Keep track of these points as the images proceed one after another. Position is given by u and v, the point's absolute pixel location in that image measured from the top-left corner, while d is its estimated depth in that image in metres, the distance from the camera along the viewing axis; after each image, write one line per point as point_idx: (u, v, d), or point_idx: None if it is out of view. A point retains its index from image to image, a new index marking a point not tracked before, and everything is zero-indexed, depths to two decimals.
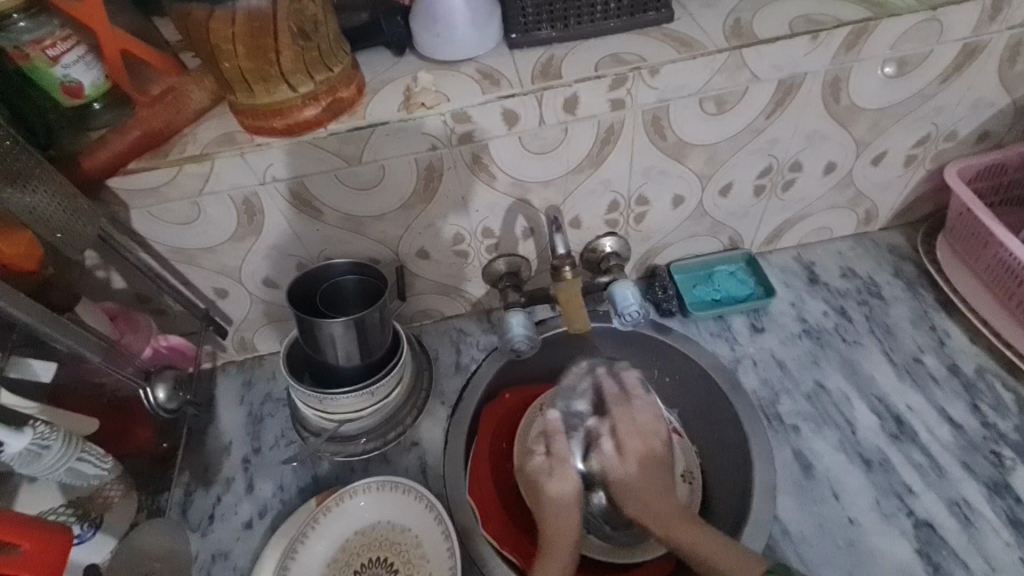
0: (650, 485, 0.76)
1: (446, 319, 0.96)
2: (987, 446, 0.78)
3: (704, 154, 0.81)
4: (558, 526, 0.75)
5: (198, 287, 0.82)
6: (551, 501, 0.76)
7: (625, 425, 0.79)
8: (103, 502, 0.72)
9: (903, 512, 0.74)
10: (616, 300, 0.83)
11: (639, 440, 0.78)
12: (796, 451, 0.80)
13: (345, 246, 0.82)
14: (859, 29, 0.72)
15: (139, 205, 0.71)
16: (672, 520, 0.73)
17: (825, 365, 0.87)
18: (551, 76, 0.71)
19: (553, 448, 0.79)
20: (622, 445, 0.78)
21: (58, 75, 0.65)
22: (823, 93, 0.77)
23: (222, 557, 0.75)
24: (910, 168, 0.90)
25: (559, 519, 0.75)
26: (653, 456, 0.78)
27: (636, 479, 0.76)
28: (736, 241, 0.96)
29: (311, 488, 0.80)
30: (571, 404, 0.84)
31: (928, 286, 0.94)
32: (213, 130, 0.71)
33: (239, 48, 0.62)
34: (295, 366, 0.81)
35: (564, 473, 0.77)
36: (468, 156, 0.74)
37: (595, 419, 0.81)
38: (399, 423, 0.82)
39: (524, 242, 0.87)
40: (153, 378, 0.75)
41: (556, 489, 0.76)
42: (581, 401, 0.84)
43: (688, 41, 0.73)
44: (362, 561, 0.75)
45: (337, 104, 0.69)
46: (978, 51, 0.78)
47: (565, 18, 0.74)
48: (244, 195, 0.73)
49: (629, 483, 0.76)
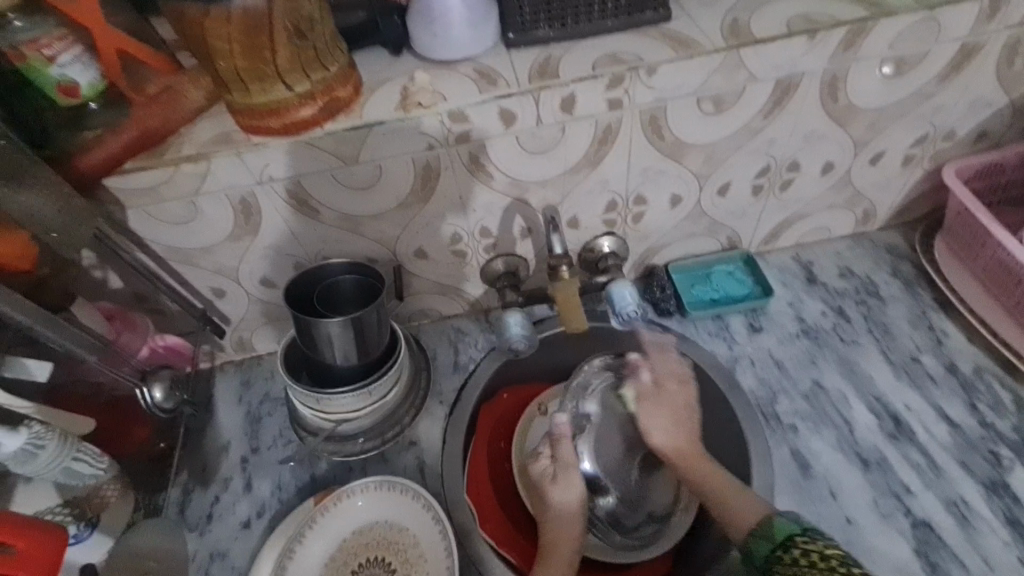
0: (673, 420, 0.82)
1: (444, 318, 0.96)
2: (985, 445, 0.78)
3: (702, 154, 0.81)
4: (560, 531, 0.76)
5: (195, 287, 0.82)
6: (555, 508, 0.78)
7: (660, 366, 0.86)
8: (100, 502, 0.72)
9: (901, 511, 0.74)
10: (613, 300, 0.83)
11: (669, 383, 0.84)
12: (793, 451, 0.80)
13: (343, 245, 0.82)
14: (856, 29, 0.72)
15: (135, 204, 0.71)
16: (694, 451, 0.80)
17: (823, 365, 0.87)
18: (548, 76, 0.71)
19: (558, 453, 0.82)
20: (659, 381, 0.85)
21: (54, 75, 0.64)
22: (821, 93, 0.77)
23: (220, 557, 0.75)
24: (908, 167, 0.90)
25: (563, 525, 0.77)
26: (683, 395, 0.83)
27: (660, 412, 0.83)
28: (734, 241, 0.95)
29: (308, 487, 0.80)
30: (581, 405, 0.87)
31: (926, 285, 0.94)
32: (210, 130, 0.71)
33: (234, 47, 0.62)
34: (293, 366, 0.81)
35: (569, 478, 0.79)
36: (466, 156, 0.74)
37: (636, 353, 0.88)
38: (397, 422, 0.82)
39: (522, 242, 0.87)
40: (149, 378, 0.75)
41: (559, 494, 0.79)
42: (590, 402, 0.88)
43: (685, 41, 0.73)
44: (360, 560, 0.76)
45: (333, 103, 0.69)
46: (976, 50, 0.77)
47: (562, 17, 0.74)
48: (241, 194, 0.73)
49: (654, 419, 0.83)
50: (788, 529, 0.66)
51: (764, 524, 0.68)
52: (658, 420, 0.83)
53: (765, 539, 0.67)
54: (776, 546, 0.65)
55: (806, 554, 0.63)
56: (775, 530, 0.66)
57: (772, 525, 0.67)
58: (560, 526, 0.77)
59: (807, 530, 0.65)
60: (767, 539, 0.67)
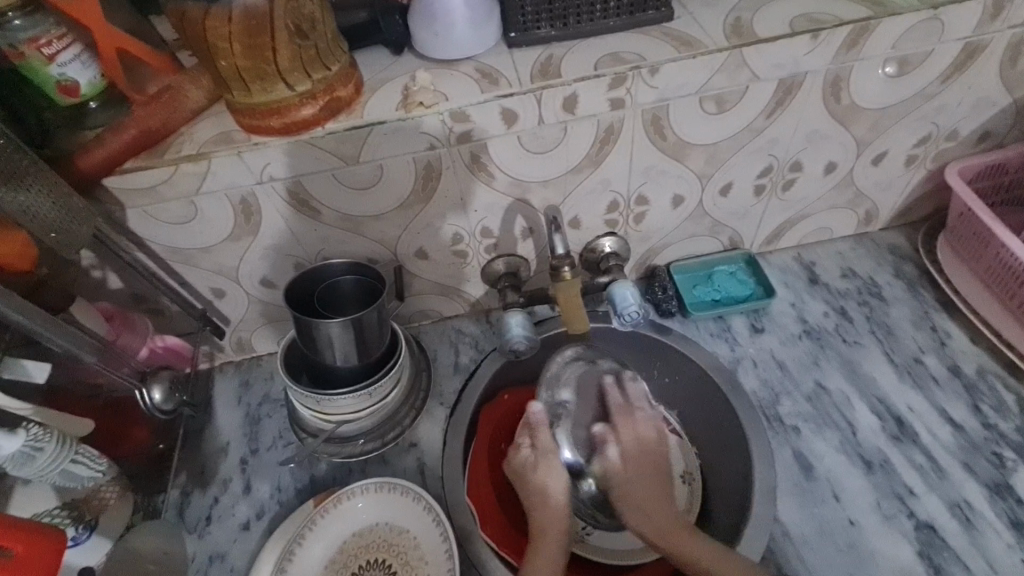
0: (650, 490, 0.75)
1: (444, 319, 0.95)
2: (988, 447, 0.78)
3: (704, 154, 0.80)
4: (547, 521, 0.73)
5: (194, 287, 0.82)
6: (538, 498, 0.75)
7: (628, 437, 0.77)
8: (99, 504, 0.71)
9: (904, 513, 0.74)
10: (615, 301, 0.82)
11: (648, 455, 0.77)
12: (796, 452, 0.79)
13: (344, 246, 0.81)
14: (860, 29, 0.72)
15: (135, 204, 0.71)
16: (676, 528, 0.72)
17: (826, 366, 0.86)
18: (549, 75, 0.71)
19: (537, 439, 0.78)
20: (628, 458, 0.76)
21: (53, 74, 0.64)
22: (824, 93, 0.77)
23: (219, 559, 0.75)
24: (911, 168, 0.90)
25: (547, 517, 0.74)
26: (659, 468, 0.77)
27: (638, 490, 0.75)
28: (736, 241, 0.95)
29: (308, 489, 0.80)
30: (556, 394, 0.82)
31: (929, 286, 0.93)
32: (210, 129, 0.70)
33: (236, 46, 0.61)
34: (293, 367, 0.80)
35: (549, 467, 0.76)
36: (467, 156, 0.74)
37: (601, 425, 0.79)
38: (397, 423, 0.81)
39: (523, 242, 0.86)
40: (148, 379, 0.75)
41: (544, 484, 0.75)
42: (565, 389, 0.83)
43: (687, 40, 0.72)
44: (360, 562, 0.75)
45: (334, 103, 0.69)
46: (979, 50, 0.77)
47: (564, 16, 0.74)
48: (241, 194, 0.72)
49: (633, 495, 0.75)
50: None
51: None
52: (637, 502, 0.74)
53: None
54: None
55: None
56: None
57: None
58: (546, 515, 0.74)
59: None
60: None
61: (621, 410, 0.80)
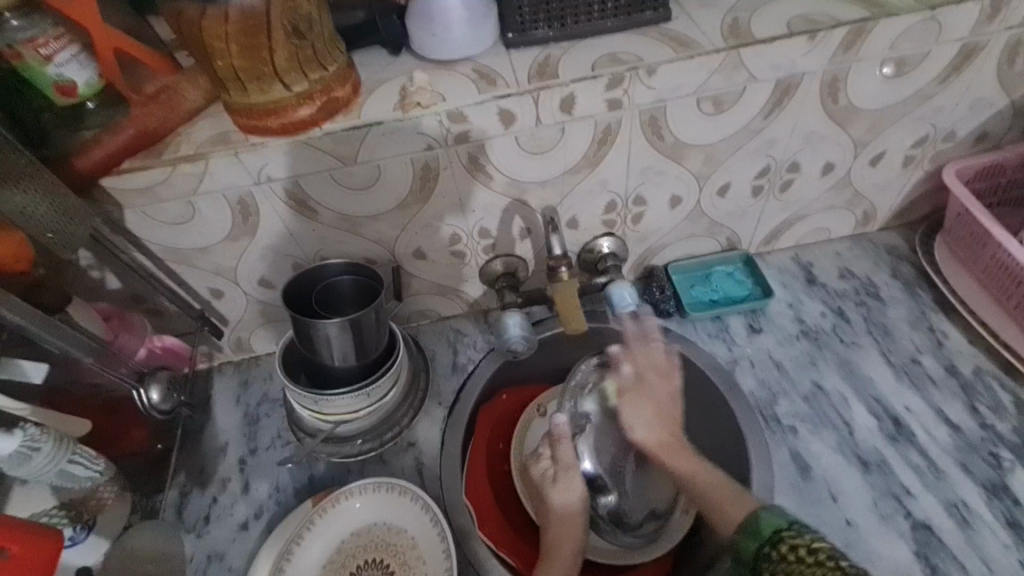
0: (648, 408, 0.77)
1: (442, 319, 0.95)
2: (985, 447, 0.78)
3: (702, 154, 0.80)
4: (563, 535, 0.75)
5: (192, 287, 0.82)
6: (557, 511, 0.76)
7: (642, 360, 0.79)
8: (96, 504, 0.71)
9: (901, 513, 0.74)
10: (613, 300, 0.83)
11: (655, 374, 0.79)
12: (793, 452, 0.79)
13: (342, 246, 0.81)
14: (857, 29, 0.72)
15: (133, 204, 0.71)
16: (675, 443, 0.75)
17: (824, 366, 0.87)
18: (547, 76, 0.71)
19: (558, 454, 0.79)
20: (640, 374, 0.79)
21: (51, 74, 0.64)
22: (821, 93, 0.77)
23: (217, 559, 0.75)
24: (909, 168, 0.90)
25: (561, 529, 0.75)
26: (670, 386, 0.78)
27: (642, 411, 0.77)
28: (734, 242, 0.95)
29: (307, 488, 0.80)
30: (579, 404, 0.85)
31: (926, 287, 0.93)
32: (207, 130, 0.71)
33: (232, 47, 0.61)
34: (290, 366, 0.80)
35: (569, 478, 0.78)
36: (465, 156, 0.74)
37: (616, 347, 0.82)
38: (396, 423, 0.82)
39: (521, 242, 0.86)
40: (146, 379, 0.75)
41: (563, 498, 0.77)
42: (589, 401, 0.84)
43: (684, 41, 0.73)
44: (358, 562, 0.75)
45: (332, 104, 0.69)
46: (976, 51, 0.77)
47: (561, 17, 0.74)
48: (239, 194, 0.72)
49: (642, 413, 0.77)
50: (776, 524, 0.60)
51: (750, 521, 0.63)
52: (642, 417, 0.77)
53: (753, 537, 0.61)
54: (765, 542, 0.60)
55: (794, 548, 0.57)
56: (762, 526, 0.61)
57: (759, 519, 0.62)
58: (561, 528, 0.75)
59: (794, 524, 0.59)
60: (756, 535, 0.61)
61: (638, 336, 0.81)
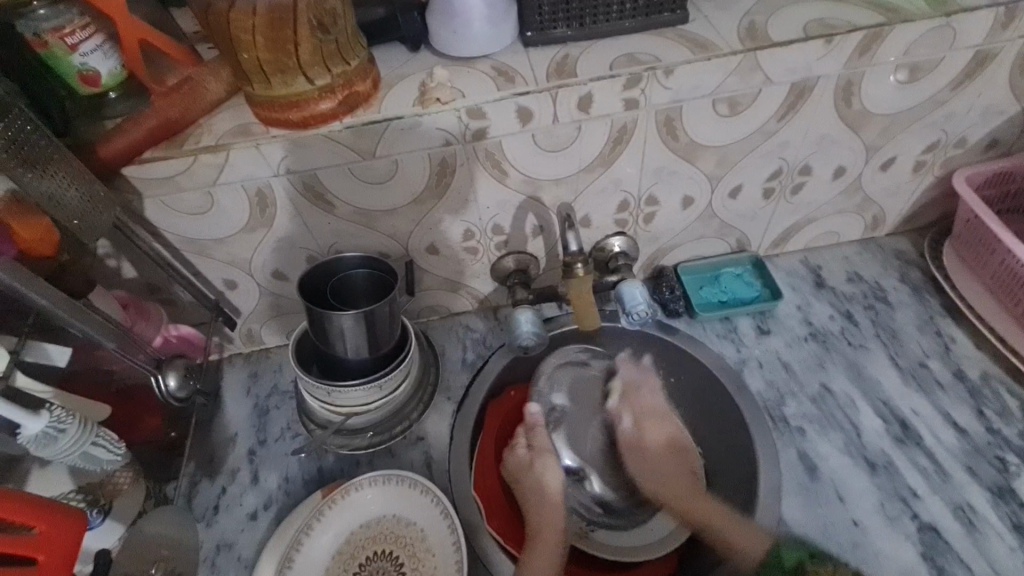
0: (673, 450, 0.90)
1: (453, 315, 0.96)
2: (992, 451, 0.78)
3: (716, 156, 0.81)
4: (543, 524, 0.80)
5: (207, 277, 0.83)
6: (534, 493, 0.83)
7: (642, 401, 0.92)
8: (112, 489, 0.71)
9: (907, 515, 0.74)
10: (624, 300, 0.83)
11: (665, 423, 0.91)
12: (800, 452, 0.80)
13: (356, 239, 0.82)
14: (872, 34, 0.73)
15: (153, 194, 0.72)
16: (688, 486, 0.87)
17: (831, 367, 0.87)
18: (565, 75, 0.72)
19: (532, 440, 0.87)
20: (641, 420, 0.91)
21: (76, 63, 0.65)
22: (835, 97, 0.78)
23: (226, 548, 0.75)
24: (919, 173, 0.91)
25: (540, 516, 0.81)
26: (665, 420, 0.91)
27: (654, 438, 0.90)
28: (744, 243, 0.96)
29: (316, 480, 0.80)
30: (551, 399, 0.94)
31: (934, 291, 0.94)
32: (228, 122, 0.71)
33: (259, 40, 0.63)
34: (303, 358, 0.81)
35: (545, 464, 0.85)
36: (482, 153, 0.75)
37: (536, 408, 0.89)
38: (406, 417, 0.82)
39: (533, 240, 0.87)
40: (164, 366, 0.76)
41: (539, 484, 0.83)
42: (558, 395, 0.94)
43: (703, 43, 0.73)
44: (367, 554, 0.76)
45: (353, 98, 0.70)
46: (990, 58, 0.78)
47: (580, 17, 0.74)
48: (257, 185, 0.73)
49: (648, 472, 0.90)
50: (796, 557, 0.72)
51: (768, 555, 0.74)
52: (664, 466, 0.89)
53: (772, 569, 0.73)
54: (788, 572, 0.72)
55: None
56: (783, 558, 0.73)
57: (779, 554, 0.73)
58: (541, 516, 0.81)
59: (816, 556, 0.72)
60: (774, 566, 0.73)
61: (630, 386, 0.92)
